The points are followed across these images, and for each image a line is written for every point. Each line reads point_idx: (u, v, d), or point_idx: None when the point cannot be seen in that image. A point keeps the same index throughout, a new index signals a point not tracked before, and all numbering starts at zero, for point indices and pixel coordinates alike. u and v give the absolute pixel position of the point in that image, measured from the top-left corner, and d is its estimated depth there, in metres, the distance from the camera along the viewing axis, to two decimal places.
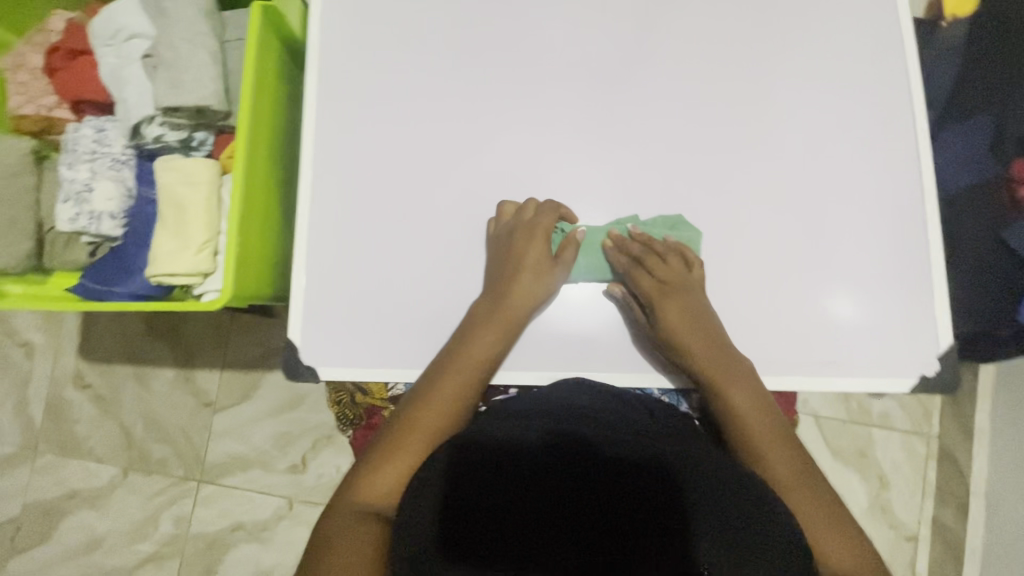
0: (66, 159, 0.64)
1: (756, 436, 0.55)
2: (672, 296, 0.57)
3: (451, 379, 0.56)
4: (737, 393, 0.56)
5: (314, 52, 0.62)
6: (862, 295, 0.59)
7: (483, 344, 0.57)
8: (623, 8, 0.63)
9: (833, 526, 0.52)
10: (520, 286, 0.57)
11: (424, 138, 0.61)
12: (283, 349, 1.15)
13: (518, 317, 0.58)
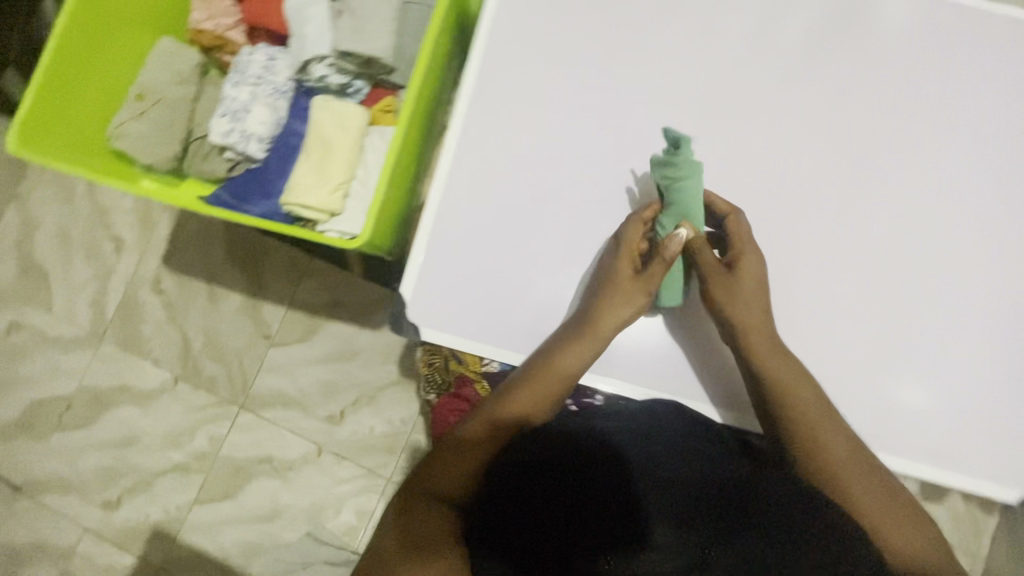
0: (232, 77, 0.67)
1: (816, 426, 0.57)
2: (748, 258, 0.60)
3: (535, 384, 0.57)
4: (797, 389, 0.59)
5: (486, 31, 0.64)
6: (931, 388, 0.64)
7: (571, 358, 0.58)
8: None
9: (898, 520, 0.54)
10: (614, 306, 0.58)
11: (570, 135, 0.63)
12: (349, 303, 1.18)
13: (614, 326, 0.58)
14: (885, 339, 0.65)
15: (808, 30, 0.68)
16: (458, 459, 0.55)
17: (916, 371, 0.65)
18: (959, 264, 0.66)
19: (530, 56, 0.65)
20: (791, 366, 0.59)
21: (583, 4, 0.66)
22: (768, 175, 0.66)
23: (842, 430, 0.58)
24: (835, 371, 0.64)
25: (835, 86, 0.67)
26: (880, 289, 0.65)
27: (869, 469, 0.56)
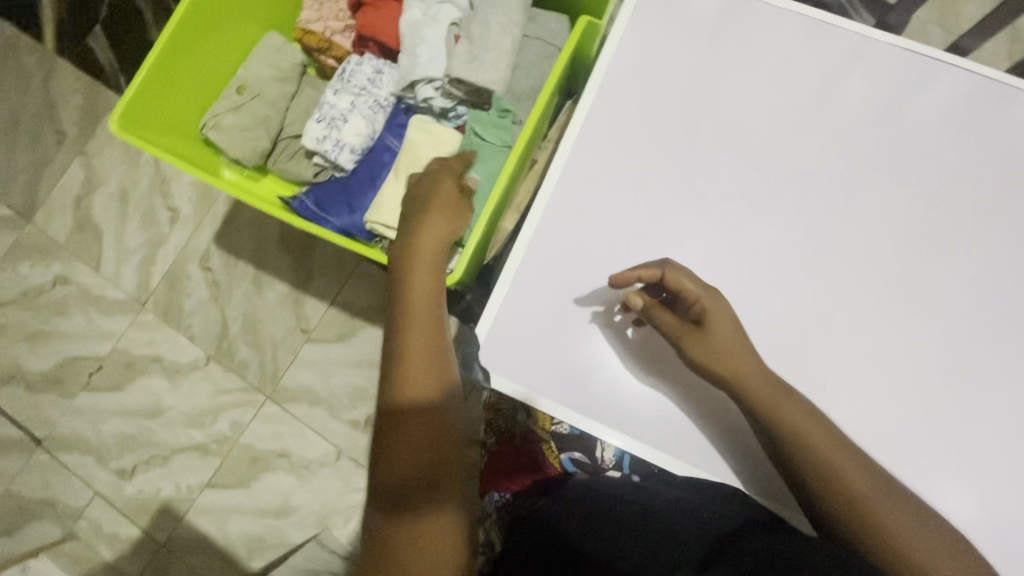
0: (334, 83, 0.67)
1: (825, 454, 0.50)
2: (717, 305, 0.54)
3: (412, 336, 0.53)
4: (787, 406, 0.52)
5: (601, 74, 0.63)
6: None
7: (425, 297, 0.54)
8: (909, 147, 0.61)
9: (929, 535, 0.48)
10: (434, 226, 0.56)
11: (667, 194, 0.62)
12: None
13: (437, 272, 0.55)
14: (1014, 470, 0.56)
15: (942, 112, 0.62)
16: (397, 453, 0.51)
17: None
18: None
19: (640, 106, 0.63)
20: (796, 406, 0.52)
21: (703, 61, 0.63)
22: (889, 264, 0.60)
23: (853, 457, 0.51)
24: (958, 498, 0.55)
25: (973, 178, 0.60)
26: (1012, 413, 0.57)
27: (891, 500, 0.49)
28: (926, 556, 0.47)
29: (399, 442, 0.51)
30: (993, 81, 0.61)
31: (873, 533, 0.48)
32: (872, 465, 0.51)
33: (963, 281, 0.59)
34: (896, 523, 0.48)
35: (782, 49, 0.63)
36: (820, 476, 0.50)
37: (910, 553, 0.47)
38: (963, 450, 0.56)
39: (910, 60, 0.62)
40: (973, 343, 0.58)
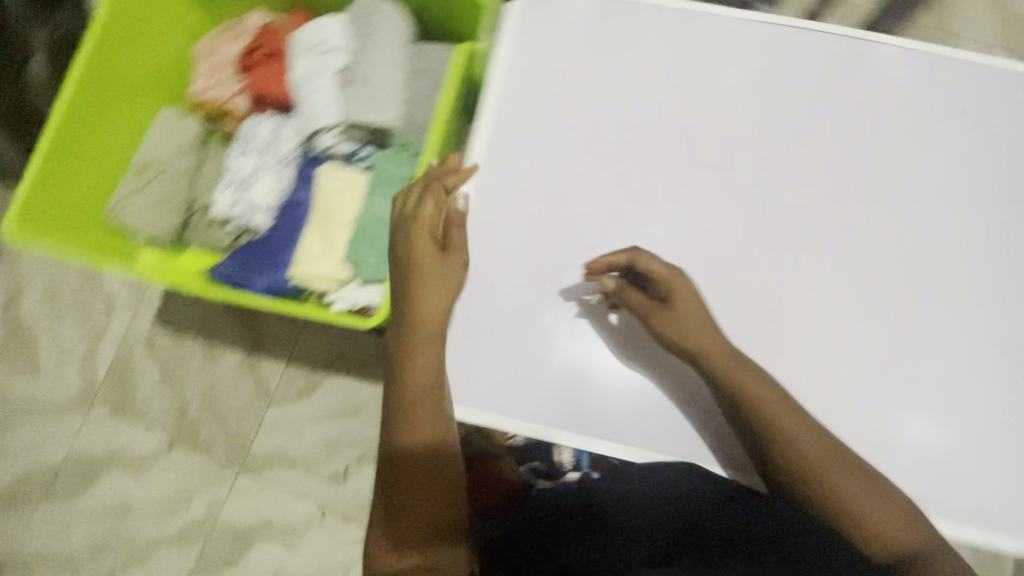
0: (238, 147, 0.68)
1: (776, 422, 0.53)
2: (685, 292, 0.57)
3: (416, 397, 0.53)
4: (746, 379, 0.54)
5: (494, 94, 0.65)
6: (981, 433, 0.59)
7: (429, 353, 0.54)
8: (789, 111, 0.66)
9: (871, 494, 0.51)
10: (432, 276, 0.55)
11: (578, 195, 0.64)
12: (350, 356, 1.15)
13: (436, 331, 0.55)
14: (938, 387, 0.60)
15: (812, 73, 0.66)
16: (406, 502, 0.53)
17: (981, 418, 0.60)
18: (1007, 298, 0.62)
19: (538, 116, 0.65)
20: (752, 373, 0.55)
21: (587, 64, 0.66)
22: (794, 220, 0.64)
23: (812, 431, 0.53)
24: (891, 421, 0.60)
25: (849, 129, 0.65)
26: (926, 334, 0.61)
27: (844, 462, 0.52)
28: (881, 514, 0.50)
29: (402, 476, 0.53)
30: (848, 39, 0.67)
31: (820, 496, 0.51)
32: (819, 430, 0.54)
33: (861, 223, 0.64)
34: (844, 486, 0.51)
35: (658, 40, 0.67)
36: (778, 447, 0.53)
37: (855, 513, 0.50)
38: (890, 380, 0.60)
39: (774, 32, 0.67)
40: (881, 278, 0.62)
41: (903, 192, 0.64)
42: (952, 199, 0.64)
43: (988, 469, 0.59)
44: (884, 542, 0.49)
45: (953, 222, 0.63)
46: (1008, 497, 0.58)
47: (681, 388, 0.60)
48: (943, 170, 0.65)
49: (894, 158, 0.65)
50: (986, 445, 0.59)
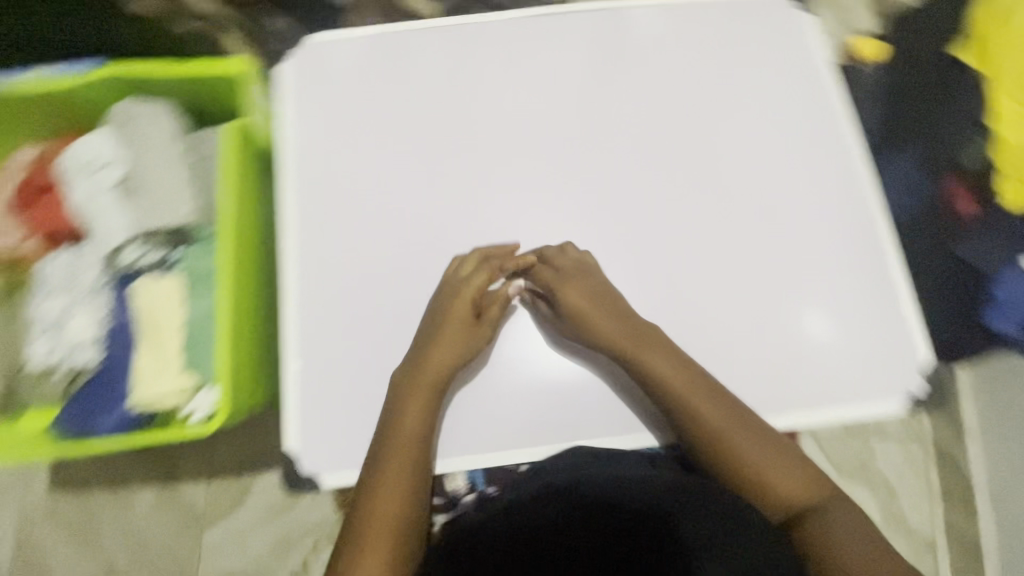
0: (43, 291, 0.64)
1: (688, 401, 0.56)
2: (570, 292, 0.59)
3: (394, 455, 0.54)
4: (657, 361, 0.57)
5: (286, 156, 0.62)
6: (841, 317, 0.60)
7: (417, 409, 0.55)
8: (569, 81, 0.67)
9: (778, 461, 0.56)
10: (444, 338, 0.57)
11: (393, 223, 0.61)
12: (271, 449, 1.09)
13: (437, 387, 0.56)
14: (789, 290, 0.61)
15: (578, 41, 0.68)
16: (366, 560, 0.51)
17: (840, 314, 0.60)
18: (825, 197, 0.63)
19: (330, 168, 0.62)
20: (667, 358, 0.57)
21: (362, 93, 0.64)
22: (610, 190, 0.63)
23: (726, 406, 0.57)
24: (757, 348, 0.60)
25: (629, 80, 0.67)
26: (764, 257, 0.61)
27: (750, 431, 0.56)
28: (785, 477, 0.56)
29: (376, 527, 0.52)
30: (602, 11, 0.69)
31: (731, 467, 0.56)
32: (733, 403, 0.57)
33: (670, 172, 0.64)
34: (753, 456, 0.56)
35: (426, 50, 0.66)
36: (690, 426, 0.56)
37: (762, 481, 0.56)
38: (743, 299, 0.60)
39: (534, 23, 0.68)
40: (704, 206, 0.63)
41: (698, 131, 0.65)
42: (744, 123, 0.65)
43: (857, 364, 0.59)
44: (788, 499, 0.55)
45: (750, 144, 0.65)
46: (882, 382, 0.58)
47: (551, 383, 0.59)
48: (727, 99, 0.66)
49: (679, 102, 0.66)
50: (851, 341, 0.59)
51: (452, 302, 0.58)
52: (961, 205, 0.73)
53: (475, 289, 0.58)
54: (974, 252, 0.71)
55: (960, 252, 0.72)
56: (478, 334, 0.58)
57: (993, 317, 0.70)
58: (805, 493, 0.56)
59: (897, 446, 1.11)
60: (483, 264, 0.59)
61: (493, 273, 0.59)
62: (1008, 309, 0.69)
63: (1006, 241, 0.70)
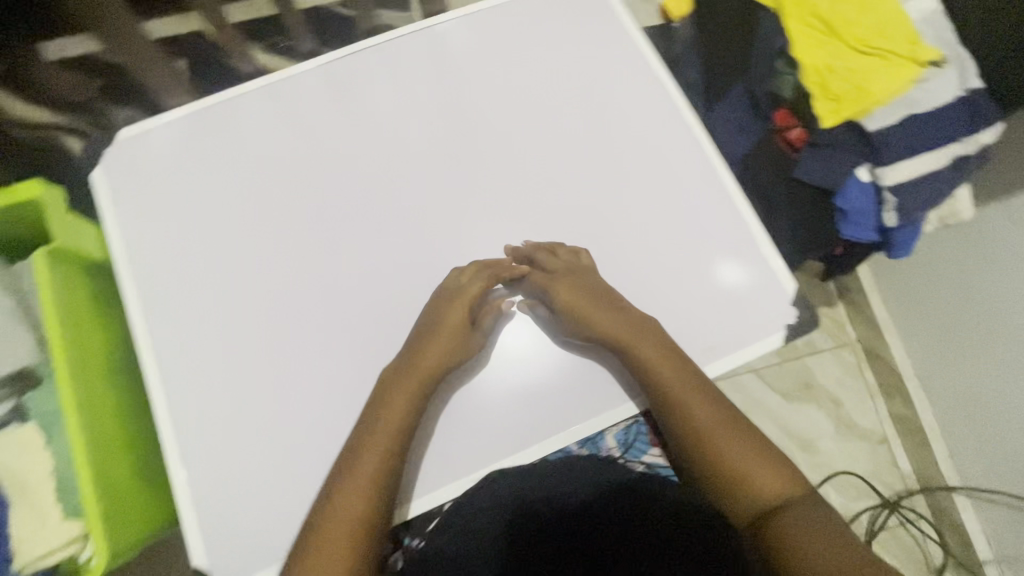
0: None
1: (673, 392, 0.56)
2: (560, 286, 0.59)
3: (369, 454, 0.53)
4: (645, 349, 0.57)
5: (123, 266, 0.60)
6: (705, 266, 0.61)
7: (397, 411, 0.55)
8: (396, 117, 0.68)
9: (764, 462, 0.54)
10: (438, 342, 0.57)
11: (256, 301, 0.61)
12: None
13: (425, 385, 0.56)
14: (652, 256, 0.62)
15: (395, 76, 0.69)
16: (316, 556, 0.50)
17: (705, 264, 0.61)
18: (664, 156, 0.65)
19: (177, 259, 0.61)
20: (652, 342, 0.57)
21: (193, 181, 0.64)
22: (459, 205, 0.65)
23: (710, 400, 0.56)
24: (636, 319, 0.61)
25: (453, 100, 0.68)
26: (620, 231, 0.63)
27: (734, 430, 0.55)
28: (761, 472, 0.53)
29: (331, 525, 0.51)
30: (414, 34, 0.70)
31: (716, 462, 0.54)
32: (717, 397, 0.57)
33: (512, 173, 0.65)
34: (734, 453, 0.54)
35: (248, 123, 0.66)
36: (676, 415, 0.56)
37: (745, 479, 0.53)
38: (610, 276, 0.62)
39: (349, 63, 0.70)
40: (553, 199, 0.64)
41: (531, 127, 0.67)
42: (571, 108, 0.68)
43: (732, 309, 0.60)
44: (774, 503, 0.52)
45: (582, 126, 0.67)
46: (758, 319, 0.59)
47: (448, 415, 0.58)
48: (550, 90, 0.68)
49: (506, 105, 0.68)
50: (720, 287, 0.60)
51: (446, 304, 0.59)
52: (789, 130, 0.68)
53: (474, 293, 0.59)
54: (813, 172, 0.65)
55: (801, 176, 0.65)
56: (466, 338, 0.58)
57: (849, 231, 0.66)
58: (779, 494, 0.52)
59: (828, 357, 1.17)
60: (480, 272, 0.61)
61: (489, 280, 0.60)
62: (859, 222, 0.65)
63: (849, 146, 0.64)
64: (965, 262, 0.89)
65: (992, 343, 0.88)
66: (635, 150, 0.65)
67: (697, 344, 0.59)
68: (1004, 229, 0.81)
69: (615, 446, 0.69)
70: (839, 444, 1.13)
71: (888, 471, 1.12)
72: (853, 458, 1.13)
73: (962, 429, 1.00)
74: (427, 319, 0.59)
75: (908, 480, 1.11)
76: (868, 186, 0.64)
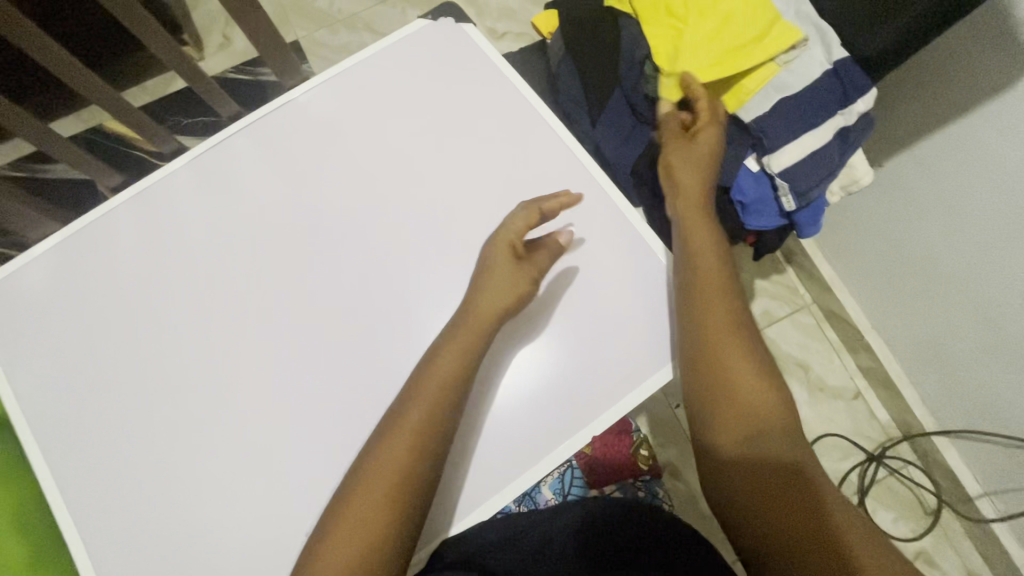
0: None
1: (708, 280, 0.55)
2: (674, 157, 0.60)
3: (421, 398, 0.52)
4: (702, 241, 0.56)
5: (16, 416, 0.58)
6: (613, 289, 0.59)
7: (454, 357, 0.53)
8: (273, 200, 0.65)
9: (770, 398, 0.50)
10: (492, 281, 0.56)
11: (162, 419, 0.59)
12: None
13: (491, 322, 0.54)
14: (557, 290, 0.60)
15: (266, 157, 0.67)
16: (365, 484, 0.49)
17: (613, 291, 0.59)
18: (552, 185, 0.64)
19: (76, 395, 0.59)
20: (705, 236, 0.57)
21: (78, 311, 0.62)
22: (354, 276, 0.63)
23: (739, 318, 0.54)
24: (550, 358, 0.57)
25: (329, 171, 0.66)
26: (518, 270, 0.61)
27: (757, 361, 0.52)
28: (769, 405, 0.50)
29: (380, 462, 0.50)
30: (279, 110, 0.68)
31: (729, 372, 0.51)
32: (750, 327, 0.54)
33: (403, 233, 0.64)
34: (747, 384, 0.51)
35: (125, 236, 0.64)
36: (702, 306, 0.53)
37: (753, 405, 0.50)
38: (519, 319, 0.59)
39: (216, 153, 0.67)
40: (447, 253, 0.63)
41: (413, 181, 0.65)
42: (452, 154, 0.66)
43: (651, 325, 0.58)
44: (777, 437, 0.49)
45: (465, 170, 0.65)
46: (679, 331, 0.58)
47: None
48: (428, 140, 0.67)
49: (386, 163, 0.66)
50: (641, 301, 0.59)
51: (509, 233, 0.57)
52: None
53: (522, 229, 0.57)
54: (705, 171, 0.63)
55: None
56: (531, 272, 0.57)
57: (752, 222, 0.65)
58: (780, 431, 0.49)
59: (788, 323, 1.16)
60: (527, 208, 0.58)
61: (532, 217, 0.57)
62: (760, 211, 0.64)
63: (732, 138, 0.63)
64: (890, 212, 0.89)
65: (932, 285, 0.89)
66: (522, 183, 0.64)
67: (618, 371, 0.57)
68: (915, 176, 0.82)
69: (553, 496, 0.67)
70: (813, 407, 1.12)
71: (866, 424, 1.12)
72: (830, 417, 1.12)
73: (924, 372, 1.00)
74: (485, 253, 0.57)
75: (889, 428, 1.11)
76: (761, 174, 0.63)
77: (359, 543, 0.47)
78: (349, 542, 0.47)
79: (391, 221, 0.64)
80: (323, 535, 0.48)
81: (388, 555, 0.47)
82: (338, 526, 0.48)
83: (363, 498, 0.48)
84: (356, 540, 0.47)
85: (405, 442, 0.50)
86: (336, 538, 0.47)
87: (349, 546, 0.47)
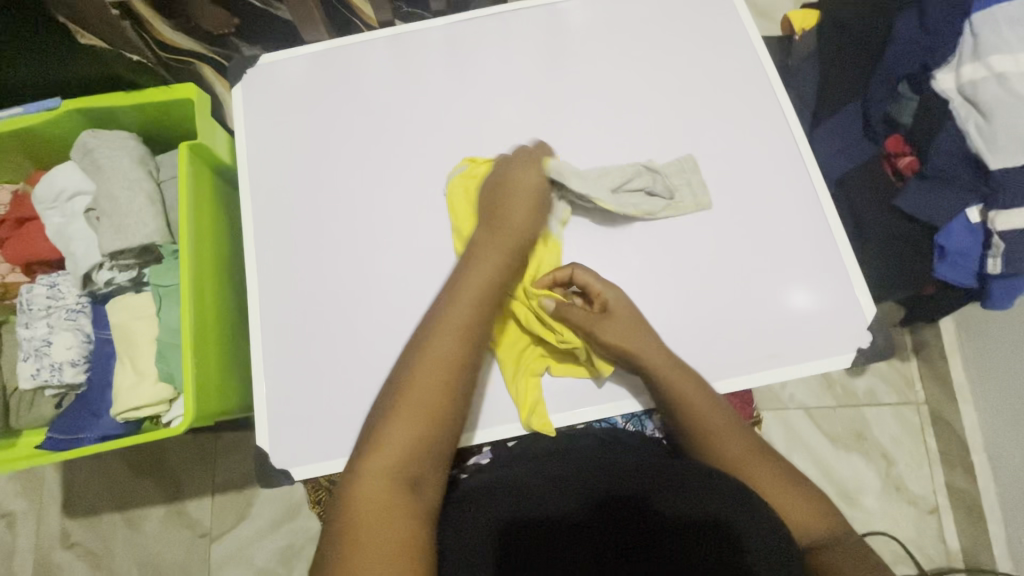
0: (22, 319, 0.67)
1: (704, 419, 0.57)
2: (620, 311, 0.59)
3: (466, 294, 0.56)
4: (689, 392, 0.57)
5: (244, 174, 0.68)
6: (795, 276, 0.61)
7: (486, 269, 0.57)
8: (507, 81, 0.71)
9: (786, 489, 0.55)
10: (511, 224, 0.60)
11: (353, 225, 0.66)
12: (252, 468, 1.06)
13: (509, 253, 0.59)
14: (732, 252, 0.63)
15: (513, 44, 0.72)
16: (420, 375, 0.52)
17: (787, 280, 0.61)
18: (762, 161, 0.65)
19: (294, 175, 0.68)
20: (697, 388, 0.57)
21: (318, 112, 0.70)
22: None
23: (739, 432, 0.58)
24: (681, 313, 0.61)
25: (563, 75, 0.71)
26: (707, 225, 0.64)
27: (764, 462, 0.57)
28: (792, 503, 0.54)
29: (434, 352, 0.53)
30: (538, 8, 0.73)
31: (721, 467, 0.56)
32: (745, 433, 0.59)
33: (610, 150, 0.67)
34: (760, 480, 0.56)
35: (374, 66, 0.72)
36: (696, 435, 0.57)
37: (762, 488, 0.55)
38: (691, 260, 0.63)
39: (472, 24, 0.73)
40: None
41: (636, 111, 0.69)
42: (679, 100, 0.69)
43: (802, 325, 0.60)
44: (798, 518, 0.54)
45: (686, 119, 0.68)
46: (841, 340, 0.59)
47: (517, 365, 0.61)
48: (663, 80, 0.70)
49: (617, 86, 0.70)
50: (803, 304, 0.61)
51: (511, 179, 0.62)
52: (899, 157, 0.68)
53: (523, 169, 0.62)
54: (915, 204, 0.64)
55: (901, 205, 0.65)
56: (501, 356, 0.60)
57: (943, 270, 0.63)
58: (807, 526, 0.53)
59: (891, 411, 1.11)
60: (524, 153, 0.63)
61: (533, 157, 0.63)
62: (957, 263, 0.62)
63: (964, 181, 0.61)
64: None
65: None
66: (735, 147, 0.66)
67: (761, 350, 0.60)
68: None
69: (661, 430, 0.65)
70: (882, 502, 1.07)
71: (933, 542, 1.05)
72: (897, 518, 1.06)
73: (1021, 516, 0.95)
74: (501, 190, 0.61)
75: (954, 556, 1.04)
76: (979, 228, 0.61)
77: (420, 424, 0.51)
78: (411, 426, 0.50)
79: (603, 138, 0.68)
80: (385, 422, 0.51)
81: (446, 438, 0.52)
82: (396, 416, 0.51)
83: (425, 386, 0.51)
84: (421, 422, 0.51)
85: (455, 334, 0.54)
86: (396, 425, 0.50)
87: (411, 432, 0.50)
